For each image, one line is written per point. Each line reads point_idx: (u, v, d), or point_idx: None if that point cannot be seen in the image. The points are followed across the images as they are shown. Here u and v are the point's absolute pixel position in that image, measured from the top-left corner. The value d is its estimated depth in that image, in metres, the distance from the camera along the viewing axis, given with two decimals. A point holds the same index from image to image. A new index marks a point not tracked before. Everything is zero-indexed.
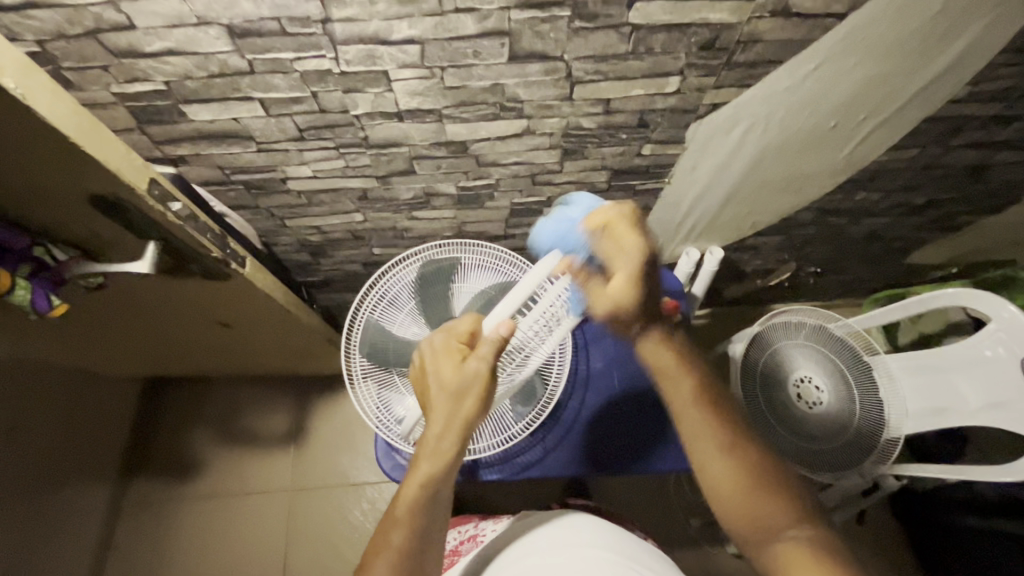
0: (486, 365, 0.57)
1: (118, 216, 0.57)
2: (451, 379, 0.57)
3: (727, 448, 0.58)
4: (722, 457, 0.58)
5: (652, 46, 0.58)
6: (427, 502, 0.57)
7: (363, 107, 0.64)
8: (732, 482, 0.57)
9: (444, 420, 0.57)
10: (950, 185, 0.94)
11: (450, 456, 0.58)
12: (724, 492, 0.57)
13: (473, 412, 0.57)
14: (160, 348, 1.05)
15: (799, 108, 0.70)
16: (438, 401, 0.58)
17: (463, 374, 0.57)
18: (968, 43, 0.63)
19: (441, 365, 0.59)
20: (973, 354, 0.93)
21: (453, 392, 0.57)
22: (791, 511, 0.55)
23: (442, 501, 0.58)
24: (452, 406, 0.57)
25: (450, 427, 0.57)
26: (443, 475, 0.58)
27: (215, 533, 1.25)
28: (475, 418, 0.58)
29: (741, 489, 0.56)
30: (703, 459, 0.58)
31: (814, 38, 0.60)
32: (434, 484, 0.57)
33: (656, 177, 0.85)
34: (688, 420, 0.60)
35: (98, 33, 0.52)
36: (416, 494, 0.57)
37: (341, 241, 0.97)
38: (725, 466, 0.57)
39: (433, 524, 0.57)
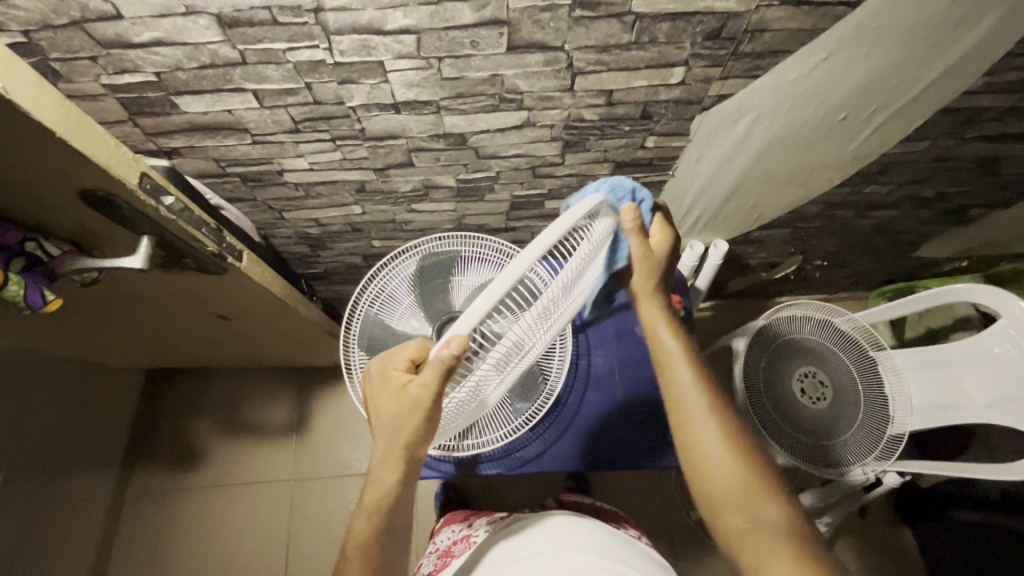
0: (427, 392, 0.48)
1: (108, 210, 0.56)
2: (388, 409, 0.52)
3: (710, 412, 0.56)
4: (704, 421, 0.56)
5: (656, 35, 0.56)
6: (380, 532, 0.56)
7: (358, 99, 0.62)
8: (712, 447, 0.54)
9: (384, 449, 0.54)
10: (962, 178, 0.91)
11: (391, 485, 0.55)
12: (700, 457, 0.55)
13: (415, 440, 0.53)
14: (159, 339, 1.05)
15: (808, 99, 0.68)
16: (381, 432, 0.54)
17: (398, 405, 0.51)
18: (986, 32, 0.61)
19: (382, 391, 0.53)
20: (980, 351, 0.91)
21: (391, 423, 0.52)
22: (767, 486, 0.53)
23: (397, 524, 0.57)
24: (392, 437, 0.53)
25: (393, 456, 0.54)
26: (392, 504, 0.55)
27: (218, 522, 1.26)
28: (420, 444, 0.54)
29: (722, 455, 0.54)
30: (684, 421, 0.57)
31: (825, 27, 0.57)
32: (380, 513, 0.55)
33: (659, 169, 0.83)
34: (676, 383, 0.58)
35: (85, 24, 0.51)
36: (368, 526, 0.56)
37: (340, 233, 0.96)
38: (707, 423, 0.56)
39: (389, 548, 0.57)
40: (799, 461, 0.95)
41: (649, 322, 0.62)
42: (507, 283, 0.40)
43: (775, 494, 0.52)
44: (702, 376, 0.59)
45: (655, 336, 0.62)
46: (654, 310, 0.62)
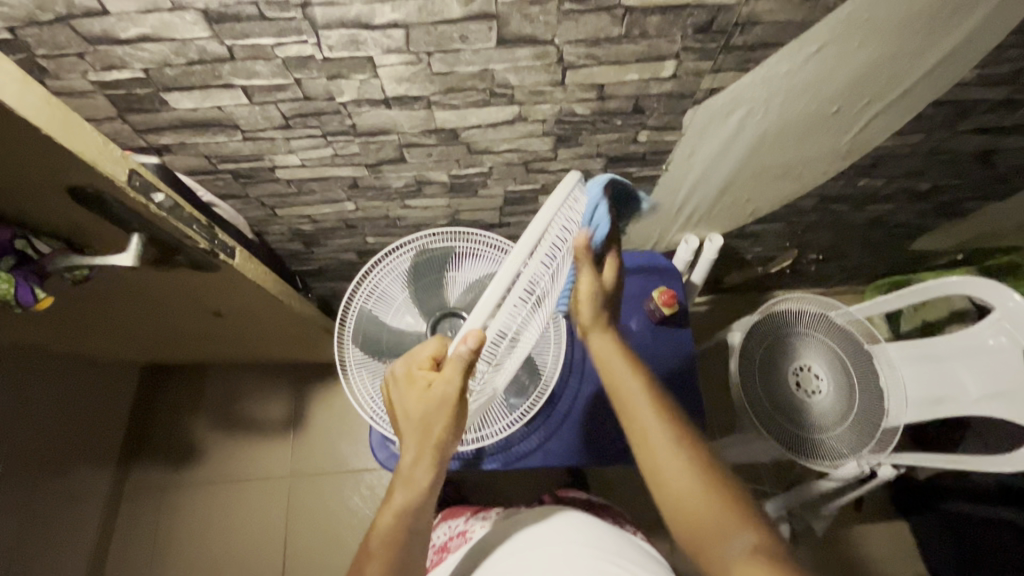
0: (456, 381, 0.50)
1: (98, 207, 0.56)
2: (415, 408, 0.53)
3: (676, 448, 0.57)
4: (673, 459, 0.56)
5: (646, 29, 0.56)
6: (404, 531, 0.54)
7: (349, 94, 0.62)
8: (685, 489, 0.55)
9: (415, 447, 0.54)
10: (956, 171, 0.91)
11: (422, 485, 0.54)
12: (675, 503, 0.55)
13: (445, 434, 0.54)
14: (154, 337, 1.05)
15: (800, 92, 0.68)
16: (408, 432, 0.55)
17: (426, 399, 0.52)
18: (977, 24, 0.61)
19: (409, 389, 0.54)
20: (975, 344, 0.92)
21: (419, 418, 0.53)
22: (738, 515, 0.52)
23: (422, 528, 0.55)
24: (421, 434, 0.53)
25: (423, 452, 0.54)
26: (420, 503, 0.55)
27: (217, 518, 1.26)
28: (449, 440, 0.54)
29: (695, 493, 0.54)
30: (653, 462, 0.57)
31: (816, 19, 0.57)
32: (409, 515, 0.54)
33: (653, 164, 0.83)
34: (643, 422, 0.60)
35: (71, 20, 0.51)
36: (392, 528, 0.54)
37: (334, 230, 0.96)
38: (666, 452, 0.57)
39: (412, 555, 0.55)
40: (797, 454, 0.96)
41: (606, 356, 0.65)
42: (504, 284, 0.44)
43: (747, 520, 0.52)
44: (664, 417, 0.60)
45: (613, 373, 0.64)
46: (605, 339, 0.66)
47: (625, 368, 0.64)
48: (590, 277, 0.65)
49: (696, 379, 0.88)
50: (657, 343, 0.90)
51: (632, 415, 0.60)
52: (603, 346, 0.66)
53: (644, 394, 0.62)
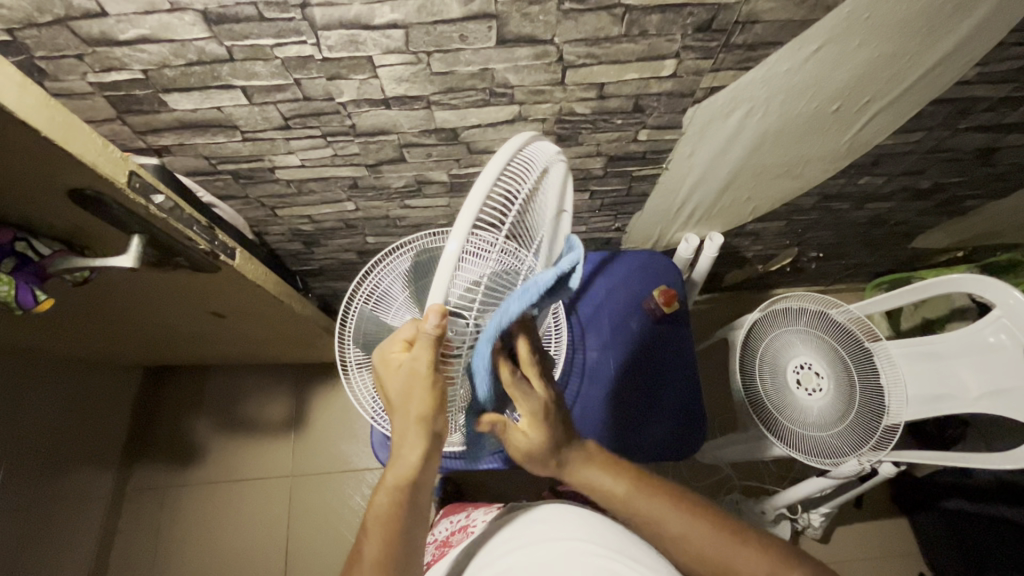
0: (426, 352, 0.46)
1: (98, 209, 0.56)
2: (394, 385, 0.49)
3: (691, 520, 0.56)
4: (692, 535, 0.55)
5: (646, 28, 0.56)
6: (401, 511, 0.51)
7: (348, 95, 0.62)
8: (716, 559, 0.54)
9: (398, 428, 0.50)
10: (956, 169, 0.91)
11: (411, 469, 0.50)
12: (711, 573, 0.54)
13: (427, 412, 0.48)
14: (155, 337, 1.05)
15: (800, 91, 0.68)
16: (393, 409, 0.50)
17: (402, 375, 0.48)
18: (977, 23, 0.60)
19: (388, 371, 0.51)
20: (975, 341, 0.92)
21: (399, 396, 0.49)
22: (769, 560, 0.53)
23: (418, 512, 0.51)
24: (403, 413, 0.49)
25: (409, 434, 0.49)
26: (413, 486, 0.50)
27: (218, 518, 1.26)
28: (434, 417, 0.49)
29: (729, 558, 0.54)
30: (673, 541, 0.55)
31: (816, 17, 0.57)
32: (402, 498, 0.50)
33: (653, 163, 0.83)
34: (646, 514, 0.56)
35: (69, 21, 0.50)
36: (387, 509, 0.51)
37: (334, 230, 0.95)
38: (684, 530, 0.55)
39: (410, 544, 0.51)
40: (796, 451, 0.96)
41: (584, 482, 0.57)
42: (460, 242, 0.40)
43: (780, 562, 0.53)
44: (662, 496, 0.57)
45: (594, 485, 0.57)
46: (582, 468, 0.57)
47: (605, 479, 0.57)
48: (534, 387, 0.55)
49: (695, 379, 0.88)
50: (657, 343, 0.89)
51: (633, 508, 0.56)
52: (582, 468, 0.57)
53: (635, 491, 0.56)
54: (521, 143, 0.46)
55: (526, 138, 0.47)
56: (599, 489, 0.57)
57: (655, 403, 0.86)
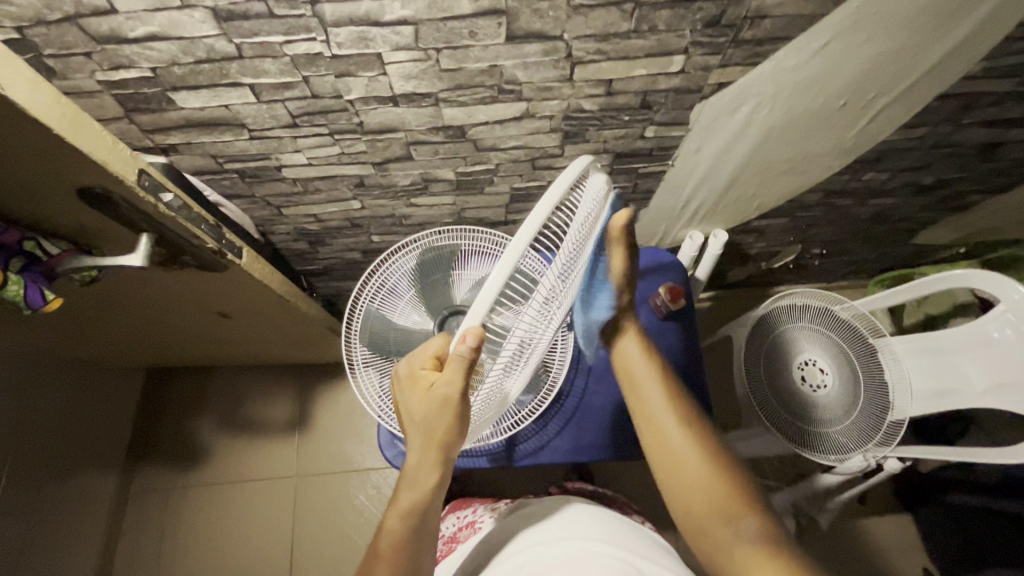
0: (455, 386, 0.48)
1: (107, 208, 0.56)
2: (419, 411, 0.51)
3: (688, 439, 0.61)
4: (681, 446, 0.60)
5: (655, 23, 0.56)
6: (413, 529, 0.56)
7: (356, 92, 0.62)
8: (689, 475, 0.58)
9: (419, 449, 0.54)
10: (961, 164, 0.91)
11: (428, 486, 0.55)
12: (676, 489, 0.58)
13: (449, 439, 0.52)
14: (160, 338, 1.05)
15: (807, 86, 0.68)
16: (413, 434, 0.54)
17: (427, 403, 0.50)
18: (983, 17, 0.61)
19: (409, 397, 0.53)
20: (980, 336, 0.90)
21: (422, 422, 0.52)
22: (738, 498, 0.56)
23: (428, 526, 0.57)
24: (425, 439, 0.53)
25: (427, 456, 0.54)
26: (427, 502, 0.56)
27: (223, 519, 1.26)
28: (453, 443, 0.53)
29: (697, 478, 0.58)
30: (660, 445, 0.61)
31: (825, 12, 0.57)
32: (416, 513, 0.56)
33: (659, 160, 0.83)
34: (652, 407, 0.64)
35: (79, 19, 0.50)
36: (399, 525, 0.56)
37: (340, 229, 0.95)
38: (681, 445, 0.60)
39: (420, 552, 0.56)
40: (803, 447, 0.96)
41: (625, 355, 0.68)
42: (509, 271, 0.38)
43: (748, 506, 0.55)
44: (677, 406, 0.64)
45: (633, 371, 0.67)
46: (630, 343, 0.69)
47: (643, 365, 0.67)
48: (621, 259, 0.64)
49: (702, 373, 0.88)
50: (664, 338, 0.90)
51: (644, 405, 0.64)
52: (631, 350, 0.68)
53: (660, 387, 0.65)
54: (578, 168, 0.45)
55: (585, 164, 0.47)
56: (638, 378, 0.67)
57: None
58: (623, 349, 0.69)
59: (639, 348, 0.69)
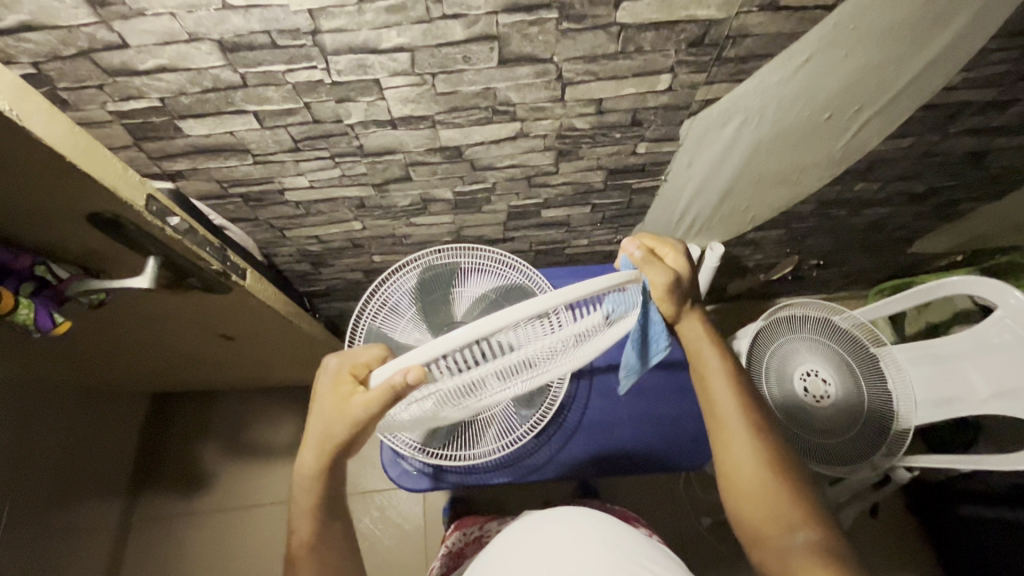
0: (369, 410, 0.49)
1: (116, 232, 0.57)
2: (324, 416, 0.52)
3: (752, 443, 0.59)
4: (747, 452, 0.58)
5: (641, 44, 0.58)
6: (321, 524, 0.56)
7: (356, 116, 0.64)
8: (750, 478, 0.57)
9: (315, 449, 0.55)
10: (950, 173, 0.93)
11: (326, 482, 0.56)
12: (735, 488, 0.58)
13: (346, 443, 0.53)
14: (164, 362, 1.06)
15: (792, 100, 0.70)
16: (313, 434, 0.54)
17: (335, 414, 0.51)
18: (959, 30, 0.63)
19: (320, 400, 0.53)
20: (980, 343, 0.93)
21: (324, 427, 0.52)
22: (800, 511, 0.55)
23: (337, 526, 0.58)
24: (322, 439, 0.54)
25: (324, 457, 0.55)
26: (330, 497, 0.57)
27: (227, 545, 1.25)
28: (347, 447, 0.54)
29: (757, 482, 0.57)
30: (724, 447, 0.60)
31: (805, 30, 0.59)
32: (323, 509, 0.57)
33: (652, 175, 0.85)
34: (721, 405, 0.61)
35: (91, 54, 0.53)
36: (305, 521, 0.56)
37: (342, 250, 0.97)
38: (747, 449, 0.58)
39: (331, 555, 0.56)
40: (808, 458, 0.96)
41: (691, 342, 0.64)
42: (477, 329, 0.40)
43: (810, 520, 0.54)
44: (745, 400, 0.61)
45: (700, 362, 0.64)
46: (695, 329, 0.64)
47: (712, 362, 0.64)
48: (660, 274, 0.58)
49: None
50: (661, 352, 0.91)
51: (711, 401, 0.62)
52: (696, 335, 0.64)
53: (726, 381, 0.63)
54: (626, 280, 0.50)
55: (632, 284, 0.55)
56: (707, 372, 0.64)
57: (664, 410, 0.87)
58: (688, 331, 0.64)
59: (703, 331, 0.64)
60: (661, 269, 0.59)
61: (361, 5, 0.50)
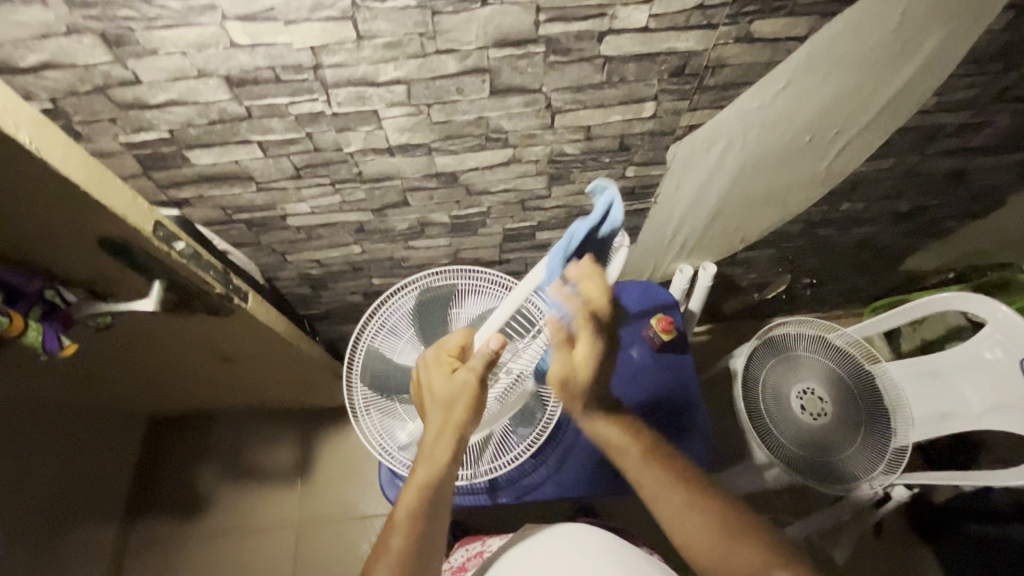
0: (474, 373, 0.62)
1: (124, 257, 0.60)
2: (442, 389, 0.63)
3: (692, 509, 0.60)
4: (692, 521, 0.59)
5: (625, 75, 0.62)
6: (427, 504, 0.59)
7: (355, 145, 0.67)
8: (706, 542, 0.58)
9: (438, 423, 0.62)
10: (932, 192, 0.96)
11: (443, 461, 0.61)
12: (701, 558, 0.58)
13: (465, 419, 0.62)
14: (165, 385, 1.07)
15: (773, 125, 0.73)
16: (433, 411, 0.63)
17: (451, 384, 0.63)
18: (927, 57, 0.66)
19: (434, 380, 0.65)
20: (974, 359, 0.94)
21: (446, 400, 0.62)
22: (765, 552, 0.56)
23: (439, 512, 0.59)
24: (444, 415, 0.62)
25: (444, 434, 0.62)
26: (441, 477, 0.60)
27: (224, 572, 1.24)
28: (466, 423, 0.62)
29: (714, 545, 0.58)
30: (672, 525, 0.60)
31: (779, 59, 0.63)
32: (431, 490, 0.59)
33: (642, 198, 0.88)
34: (650, 486, 0.62)
35: (106, 89, 0.56)
36: (416, 495, 0.59)
37: (341, 273, 1.00)
38: (690, 522, 0.59)
39: (432, 542, 0.58)
40: (808, 478, 0.96)
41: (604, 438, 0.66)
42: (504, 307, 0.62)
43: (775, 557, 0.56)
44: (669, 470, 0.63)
45: (619, 453, 0.66)
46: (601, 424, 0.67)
47: (630, 448, 0.65)
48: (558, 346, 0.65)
49: (698, 406, 0.89)
50: (657, 369, 0.91)
51: (642, 483, 0.63)
52: (603, 427, 0.67)
53: (644, 461, 0.64)
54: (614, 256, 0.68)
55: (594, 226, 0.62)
56: (623, 459, 0.65)
57: (661, 427, 0.88)
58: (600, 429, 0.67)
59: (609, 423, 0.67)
60: (557, 349, 0.65)
61: (361, 42, 0.54)
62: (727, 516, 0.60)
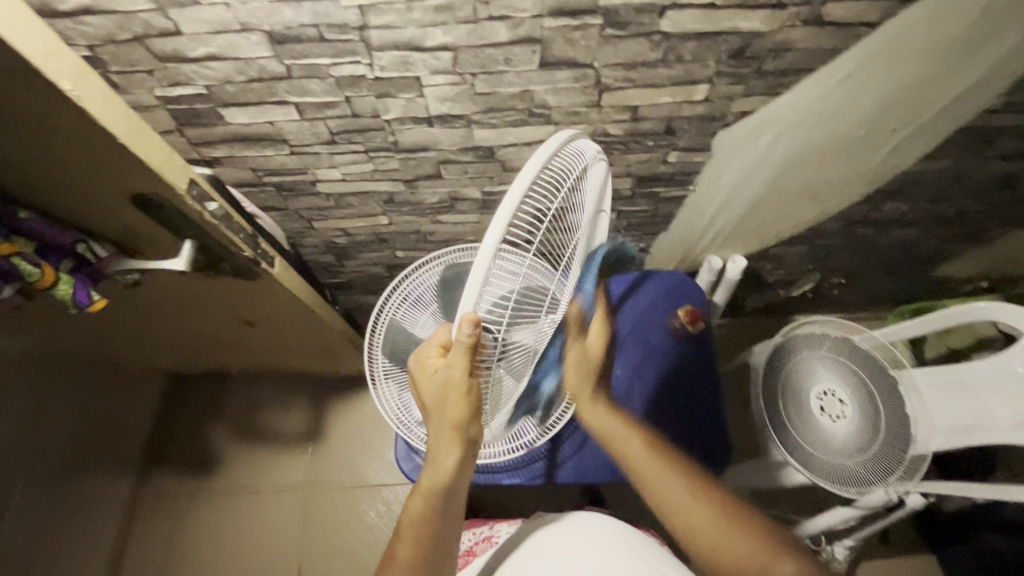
0: (457, 371, 0.48)
1: (157, 214, 0.59)
2: (429, 391, 0.52)
3: (689, 492, 0.58)
4: (691, 508, 0.57)
5: (682, 54, 0.59)
6: (434, 509, 0.57)
7: (394, 112, 0.65)
8: (699, 522, 0.56)
9: (434, 429, 0.54)
10: (981, 197, 0.92)
11: (445, 471, 0.55)
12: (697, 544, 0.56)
13: (461, 422, 0.52)
14: (185, 344, 1.07)
15: (827, 117, 0.70)
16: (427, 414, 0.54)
17: (436, 384, 0.51)
18: (1003, 53, 0.62)
19: (424, 379, 0.54)
20: (1005, 371, 0.91)
21: (434, 406, 0.52)
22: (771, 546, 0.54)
23: (448, 513, 0.57)
24: (437, 419, 0.53)
25: (443, 440, 0.54)
26: (445, 487, 0.55)
27: (233, 530, 1.26)
28: (467, 426, 0.53)
29: (713, 527, 0.56)
30: (670, 507, 0.58)
31: (847, 46, 0.59)
32: (435, 498, 0.56)
33: (681, 185, 0.85)
34: (651, 476, 0.60)
35: (145, 39, 0.54)
36: (422, 503, 0.57)
37: (365, 244, 0.98)
38: (686, 500, 0.57)
39: (441, 541, 0.57)
40: (822, 479, 0.94)
41: (601, 427, 0.65)
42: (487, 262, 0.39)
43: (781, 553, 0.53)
44: (668, 463, 0.61)
45: (612, 441, 0.64)
46: (603, 415, 0.66)
47: (628, 439, 0.63)
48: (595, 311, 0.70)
49: (719, 402, 0.88)
50: (680, 363, 0.90)
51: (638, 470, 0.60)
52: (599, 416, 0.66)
53: (644, 452, 0.62)
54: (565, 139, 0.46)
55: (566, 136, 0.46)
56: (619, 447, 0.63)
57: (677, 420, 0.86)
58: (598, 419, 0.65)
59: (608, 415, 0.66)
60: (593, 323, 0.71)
61: (411, 3, 0.51)
62: (719, 499, 0.58)
